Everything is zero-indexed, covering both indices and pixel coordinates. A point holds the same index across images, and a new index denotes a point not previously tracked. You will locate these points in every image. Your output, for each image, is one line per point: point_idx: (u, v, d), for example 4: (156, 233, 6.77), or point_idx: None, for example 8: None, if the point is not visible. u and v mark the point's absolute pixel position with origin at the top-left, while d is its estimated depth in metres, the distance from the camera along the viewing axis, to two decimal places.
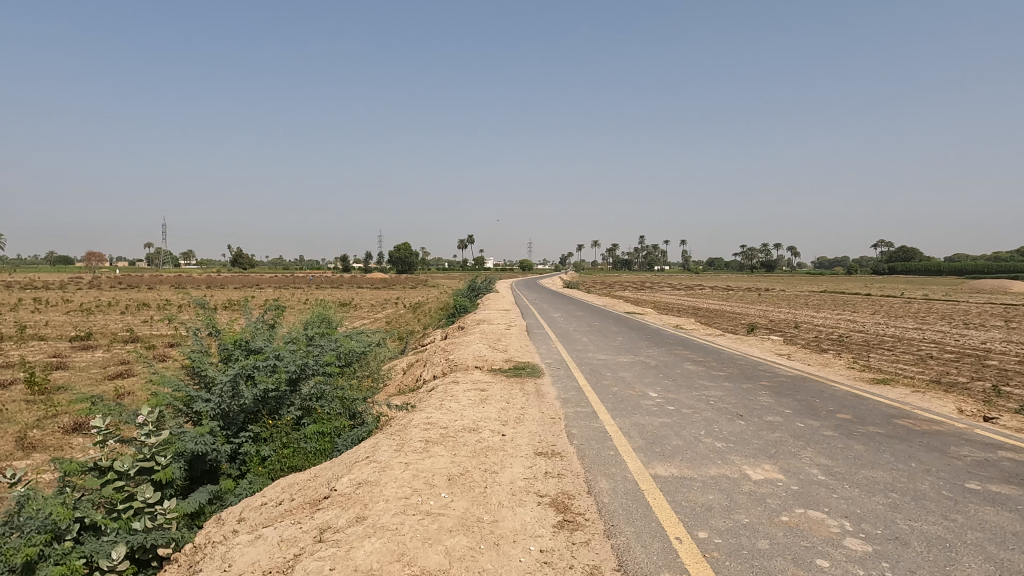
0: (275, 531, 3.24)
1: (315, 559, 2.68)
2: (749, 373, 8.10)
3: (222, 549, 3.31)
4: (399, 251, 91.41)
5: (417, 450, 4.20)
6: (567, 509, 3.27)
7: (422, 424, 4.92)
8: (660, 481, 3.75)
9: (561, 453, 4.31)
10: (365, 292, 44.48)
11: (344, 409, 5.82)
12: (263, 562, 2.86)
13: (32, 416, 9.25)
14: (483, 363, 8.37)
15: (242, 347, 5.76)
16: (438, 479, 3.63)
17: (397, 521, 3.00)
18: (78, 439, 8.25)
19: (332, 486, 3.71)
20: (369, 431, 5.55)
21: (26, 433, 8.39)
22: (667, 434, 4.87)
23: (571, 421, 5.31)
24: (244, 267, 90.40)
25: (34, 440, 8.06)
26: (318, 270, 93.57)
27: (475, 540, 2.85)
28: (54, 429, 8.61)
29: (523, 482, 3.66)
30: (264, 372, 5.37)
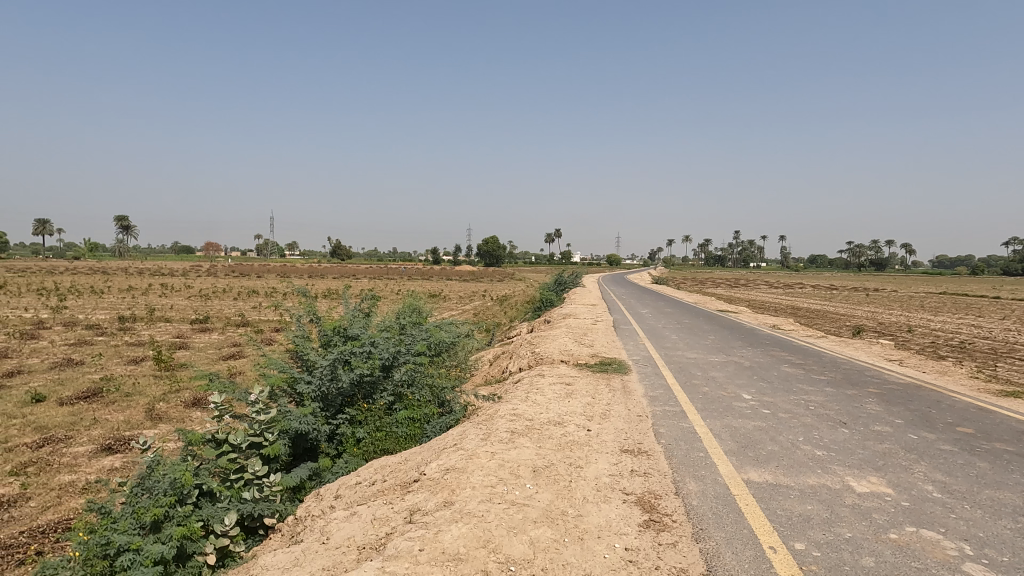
0: (369, 509, 3.40)
1: (406, 539, 2.79)
2: (853, 378, 7.60)
3: (321, 522, 3.52)
4: (488, 245, 93.36)
5: (503, 441, 4.26)
6: (653, 509, 3.21)
7: (508, 415, 5.00)
8: (753, 486, 3.60)
9: (647, 452, 4.23)
10: (453, 284, 45.67)
11: (433, 397, 5.98)
12: (358, 538, 3.02)
13: (159, 390, 10.30)
14: (568, 356, 8.36)
15: (340, 333, 6.07)
16: (523, 471, 3.67)
17: (483, 508, 3.07)
18: (197, 412, 9.08)
19: (421, 470, 3.85)
20: (456, 419, 5.71)
21: (154, 405, 9.36)
22: (762, 439, 4.64)
23: (658, 419, 5.19)
24: (342, 257, 95.20)
25: (160, 412, 8.96)
26: (410, 262, 97.80)
27: (560, 533, 2.86)
28: (177, 402, 9.53)
29: (607, 479, 3.63)
30: (360, 357, 5.64)
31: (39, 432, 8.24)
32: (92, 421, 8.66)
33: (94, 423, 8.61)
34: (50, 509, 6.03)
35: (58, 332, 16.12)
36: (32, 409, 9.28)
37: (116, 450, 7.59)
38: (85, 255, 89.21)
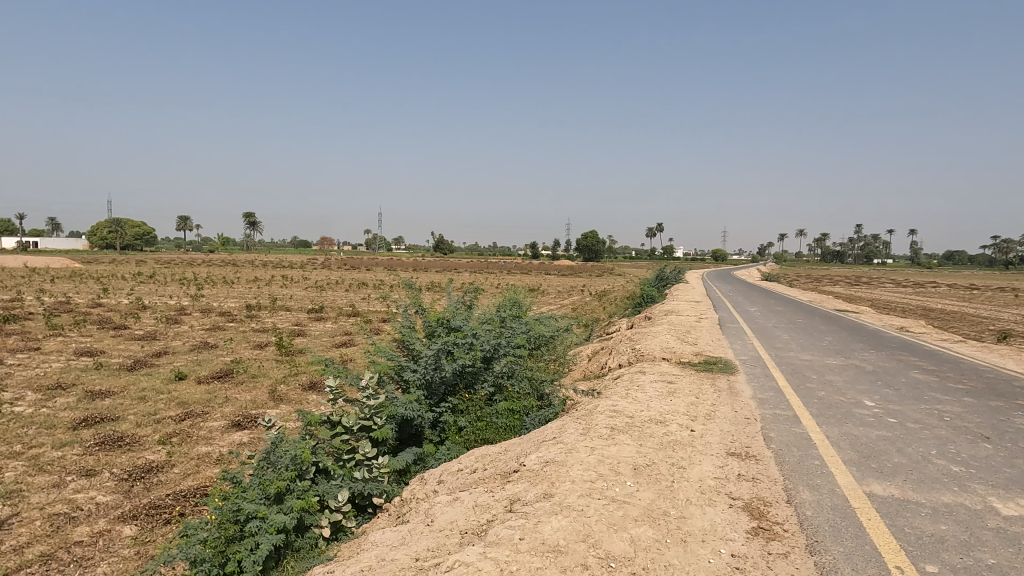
0: (471, 496, 3.50)
1: (506, 527, 2.84)
2: (999, 388, 6.79)
3: (426, 505, 3.67)
4: (587, 239, 92.72)
5: (603, 436, 4.23)
6: (763, 516, 3.05)
7: (608, 411, 4.94)
8: (876, 500, 3.33)
9: (756, 456, 4.03)
10: (552, 279, 45.75)
11: (533, 390, 6.03)
12: (460, 523, 3.12)
13: (281, 373, 11.18)
14: (671, 354, 8.13)
15: (444, 325, 6.27)
16: (623, 468, 3.62)
17: (582, 502, 3.07)
18: (313, 395, 9.77)
19: (521, 461, 3.90)
20: (555, 413, 5.74)
21: (277, 386, 10.17)
22: (887, 450, 4.27)
23: (768, 423, 4.92)
24: (444, 251, 98.26)
25: (282, 393, 9.72)
26: (509, 256, 99.24)
27: (661, 534, 2.80)
28: (296, 385, 10.30)
29: (712, 482, 3.50)
30: (462, 348, 5.81)
31: (182, 407, 9.23)
32: (224, 399, 9.57)
33: (227, 400, 9.50)
34: (190, 476, 6.74)
35: (197, 318, 17.94)
36: (176, 386, 10.40)
37: (245, 426, 8.34)
38: (219, 248, 98.38)
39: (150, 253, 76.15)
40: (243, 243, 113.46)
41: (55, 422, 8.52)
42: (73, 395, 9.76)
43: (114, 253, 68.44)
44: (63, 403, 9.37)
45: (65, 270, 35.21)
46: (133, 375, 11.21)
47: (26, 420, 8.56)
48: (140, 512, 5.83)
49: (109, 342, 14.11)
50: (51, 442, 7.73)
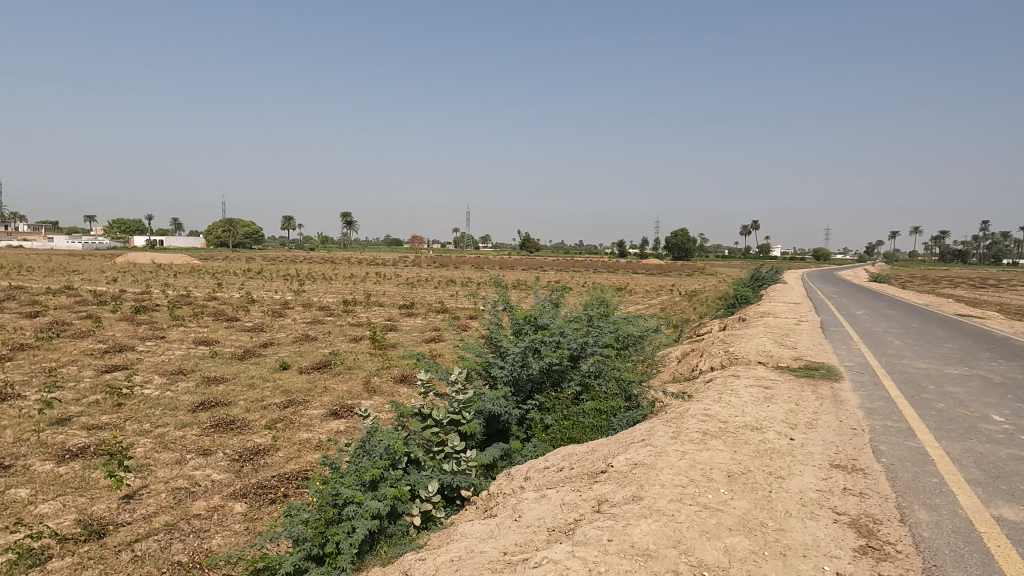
0: (557, 494, 3.51)
1: (594, 528, 2.82)
2: None
3: (513, 500, 3.71)
4: (677, 237, 90.15)
5: (694, 441, 4.09)
6: (872, 535, 2.84)
7: (700, 415, 4.79)
8: (1006, 525, 3.01)
9: (864, 470, 3.76)
10: (640, 278, 44.87)
11: (620, 390, 5.94)
12: (548, 520, 3.13)
13: (374, 366, 11.70)
14: (767, 358, 7.75)
15: (531, 322, 6.31)
16: (716, 474, 3.49)
17: (673, 507, 2.99)
18: (404, 388, 10.13)
19: (608, 462, 3.86)
20: (643, 415, 5.63)
21: (371, 378, 10.66)
22: (1019, 471, 3.86)
23: (878, 435, 4.58)
24: (530, 250, 98.83)
25: (375, 385, 10.17)
26: (595, 254, 98.35)
27: (758, 545, 2.68)
28: (388, 378, 10.74)
29: (815, 495, 3.30)
30: (549, 347, 5.81)
31: (285, 395, 9.86)
32: (323, 389, 10.14)
33: (325, 390, 10.07)
34: (292, 460, 7.20)
35: (299, 312, 19.11)
36: (280, 375, 11.14)
37: (341, 415, 8.79)
38: (319, 246, 104.16)
39: (259, 251, 81.95)
40: (340, 242, 119.54)
41: (178, 404, 9.37)
42: (193, 381, 10.70)
43: (228, 251, 74.24)
44: (184, 387, 10.28)
45: (187, 266, 38.68)
46: (244, 363, 12.12)
47: (154, 402, 9.48)
48: (249, 491, 6.29)
49: (223, 333, 15.33)
50: (174, 423, 8.51)
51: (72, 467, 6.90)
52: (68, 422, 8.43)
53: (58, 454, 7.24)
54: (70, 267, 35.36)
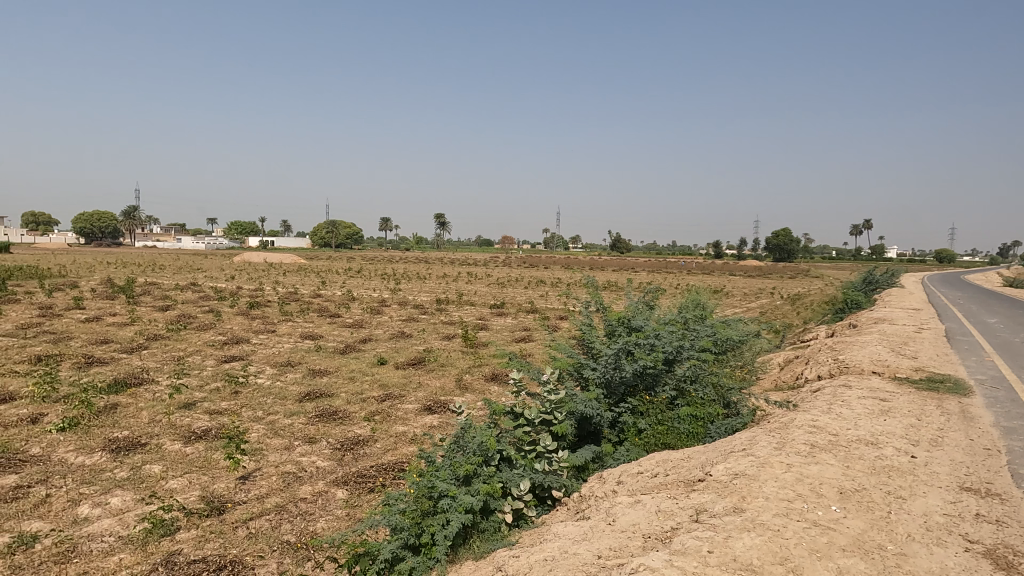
0: (653, 500, 3.43)
1: (693, 538, 2.73)
2: None
3: (607, 503, 3.67)
4: (779, 237, 85.51)
5: (800, 453, 3.86)
6: (1012, 568, 2.56)
7: (807, 426, 4.51)
8: None
9: (1000, 496, 3.39)
10: (737, 280, 43.05)
11: (718, 397, 5.71)
12: (643, 527, 3.07)
13: (466, 364, 11.96)
14: (882, 368, 7.17)
15: (624, 324, 6.20)
16: (827, 490, 3.28)
17: (778, 522, 2.84)
18: (494, 386, 10.30)
19: (707, 470, 3.72)
20: (743, 424, 5.38)
21: (463, 376, 10.91)
22: None
23: (1017, 458, 4.11)
24: (621, 250, 97.32)
25: (467, 383, 10.41)
26: (689, 255, 95.27)
27: (876, 569, 2.48)
28: (480, 376, 10.95)
29: (942, 519, 3.02)
30: (643, 349, 5.68)
31: (383, 389, 10.31)
32: (418, 384, 10.50)
33: (420, 385, 10.42)
34: (389, 452, 7.51)
35: (395, 309, 19.92)
36: (378, 369, 11.66)
37: (435, 410, 9.07)
38: (414, 246, 108.01)
39: (359, 251, 86.14)
40: (434, 242, 123.56)
41: (287, 394, 10.05)
42: (300, 372, 11.43)
43: (332, 251, 78.66)
44: (292, 378, 11.01)
45: (295, 265, 41.41)
46: (345, 357, 12.80)
47: (266, 391, 10.22)
48: (350, 479, 6.63)
49: (327, 328, 16.27)
50: (283, 411, 9.13)
51: (197, 448, 7.58)
52: (193, 407, 9.27)
53: (185, 435, 7.98)
54: (196, 265, 38.95)
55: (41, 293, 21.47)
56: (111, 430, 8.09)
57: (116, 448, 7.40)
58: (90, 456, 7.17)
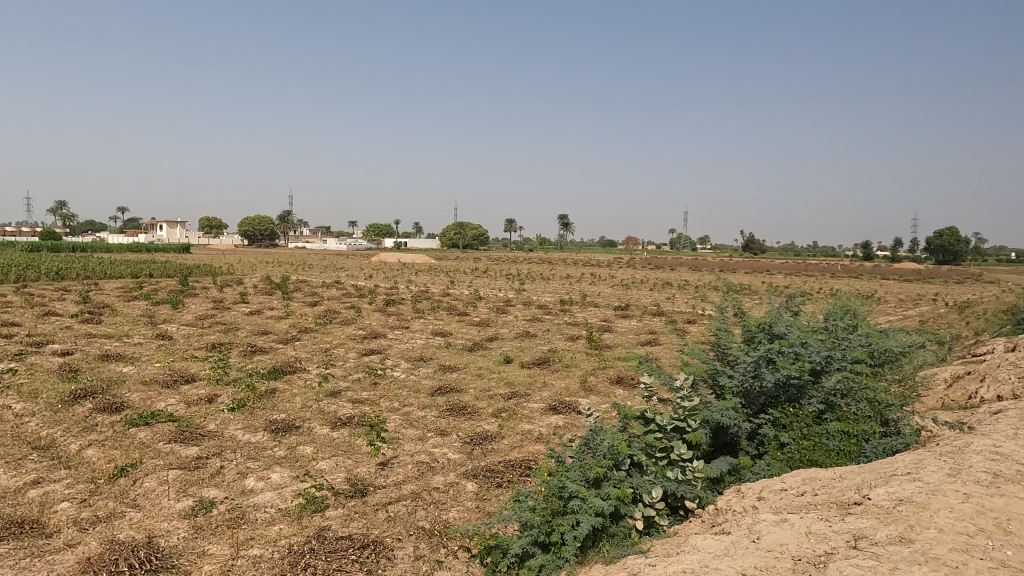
0: (802, 520, 3.21)
1: (852, 566, 2.53)
2: None
3: (749, 520, 3.49)
4: (943, 237, 76.10)
5: (980, 483, 3.41)
6: None
7: (987, 452, 3.98)
8: None
9: None
10: (892, 284, 38.92)
11: (874, 414, 5.21)
12: (792, 548, 2.88)
13: (591, 365, 11.91)
14: None
15: (765, 331, 5.84)
16: (1016, 527, 2.87)
17: (955, 558, 2.54)
18: (620, 389, 10.16)
19: (864, 494, 3.41)
20: (904, 445, 4.86)
21: (587, 378, 10.89)
22: None
23: None
24: (755, 251, 91.69)
25: (592, 385, 10.36)
26: (833, 257, 87.63)
27: None
28: (604, 378, 10.85)
29: None
30: (786, 358, 5.32)
31: (509, 386, 10.56)
32: (543, 384, 10.63)
33: (545, 385, 10.54)
34: (516, 449, 7.68)
35: (520, 309, 20.33)
36: (504, 367, 11.96)
37: (560, 410, 9.13)
38: (537, 247, 109.40)
39: (485, 252, 89.00)
40: (557, 243, 124.19)
41: (420, 387, 10.62)
42: (432, 367, 12.03)
43: (459, 252, 81.84)
44: (425, 373, 11.62)
45: (427, 265, 43.65)
46: (473, 354, 13.26)
47: (401, 383, 10.87)
48: (480, 473, 6.86)
49: (456, 326, 16.95)
50: (417, 403, 9.65)
51: (342, 433, 8.24)
52: (339, 395, 10.09)
53: (332, 421, 8.70)
54: (340, 265, 42.41)
55: (215, 288, 24.48)
56: (271, 413, 9.03)
57: (275, 429, 8.25)
58: (255, 435, 8.06)
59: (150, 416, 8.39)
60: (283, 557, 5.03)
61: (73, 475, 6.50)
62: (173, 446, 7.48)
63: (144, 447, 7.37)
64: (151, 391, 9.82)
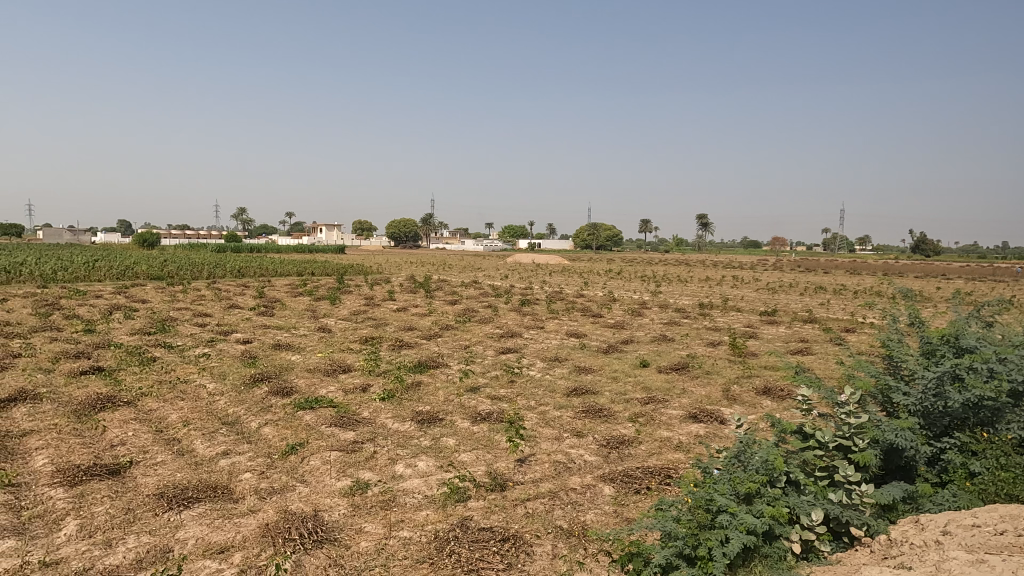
0: (1003, 564, 2.81)
1: None
2: None
3: (935, 557, 3.12)
4: None
5: None
6: None
7: None
8: None
9: None
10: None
11: None
12: None
13: (734, 374, 11.28)
14: None
15: (950, 344, 5.17)
16: None
17: None
18: (767, 400, 9.50)
19: None
20: None
21: (730, 386, 10.33)
22: None
23: None
24: (927, 253, 81.43)
25: (735, 394, 9.82)
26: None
27: None
28: (749, 388, 10.22)
29: None
30: (979, 376, 4.67)
31: (646, 391, 10.31)
32: (682, 390, 10.25)
33: (684, 392, 10.15)
34: (654, 456, 7.48)
35: (656, 312, 19.76)
36: (641, 371, 11.69)
37: (701, 419, 8.73)
38: (673, 249, 105.89)
39: (619, 252, 87.73)
40: (694, 244, 119.19)
41: (556, 387, 10.71)
42: (567, 368, 12.10)
43: (593, 253, 81.56)
44: (560, 373, 11.71)
45: (560, 266, 43.93)
46: (608, 357, 13.13)
47: (537, 383, 11.04)
48: (617, 477, 6.78)
49: (590, 327, 16.90)
50: (553, 403, 9.75)
51: (482, 428, 8.55)
52: (478, 390, 10.49)
53: (472, 416, 9.06)
54: (477, 265, 44.04)
55: (367, 286, 26.53)
56: (417, 404, 9.60)
57: (421, 420, 8.75)
58: (403, 424, 8.62)
59: (315, 401, 9.29)
60: (430, 542, 5.32)
61: (253, 449, 7.38)
62: (333, 429, 8.22)
63: (309, 428, 8.17)
64: (315, 379, 10.87)
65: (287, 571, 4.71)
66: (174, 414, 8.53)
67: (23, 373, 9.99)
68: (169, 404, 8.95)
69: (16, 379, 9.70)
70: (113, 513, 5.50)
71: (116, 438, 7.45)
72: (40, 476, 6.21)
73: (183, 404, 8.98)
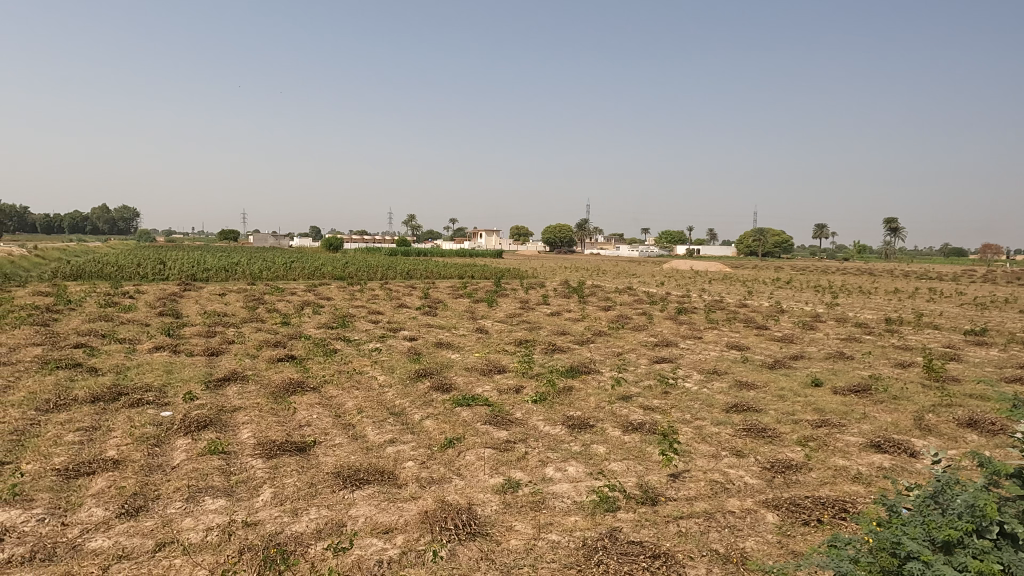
0: None
1: None
2: None
3: None
4: None
5: None
6: None
7: None
8: None
9: None
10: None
11: None
12: None
13: (928, 400, 9.83)
14: None
15: None
16: None
17: None
18: (972, 434, 8.14)
19: None
20: None
21: (923, 415, 9.01)
22: None
23: None
24: None
25: (930, 425, 8.55)
26: None
27: None
28: (948, 418, 8.84)
29: None
30: None
31: (818, 413, 9.35)
32: (863, 416, 9.15)
33: (865, 418, 9.06)
34: (827, 486, 6.76)
35: (832, 326, 17.86)
36: (813, 391, 10.64)
37: (885, 449, 7.72)
38: (854, 256, 95.51)
39: (788, 259, 81.19)
40: (880, 251, 106.49)
41: (714, 402, 10.13)
42: (726, 382, 11.39)
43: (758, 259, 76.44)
44: (719, 387, 11.06)
45: (721, 273, 41.57)
46: (774, 373, 12.15)
47: (694, 396, 10.52)
48: (783, 505, 6.22)
49: (754, 340, 15.78)
50: (710, 418, 9.24)
51: (634, 438, 8.34)
52: (630, 399, 10.27)
53: (624, 425, 8.88)
54: (632, 271, 43.22)
55: (523, 290, 27.24)
56: (569, 409, 9.63)
57: (572, 424, 8.77)
58: (554, 427, 8.70)
59: (471, 399, 9.73)
60: (578, 548, 5.30)
61: (416, 439, 7.92)
62: (488, 427, 8.53)
63: (466, 425, 8.57)
64: (472, 377, 11.39)
65: (442, 559, 4.97)
66: (351, 402, 9.43)
67: (235, 357, 11.71)
68: (347, 392, 9.92)
69: (229, 362, 11.39)
70: (300, 485, 6.22)
71: (303, 419, 8.44)
72: (245, 446, 7.23)
73: (358, 393, 9.91)
